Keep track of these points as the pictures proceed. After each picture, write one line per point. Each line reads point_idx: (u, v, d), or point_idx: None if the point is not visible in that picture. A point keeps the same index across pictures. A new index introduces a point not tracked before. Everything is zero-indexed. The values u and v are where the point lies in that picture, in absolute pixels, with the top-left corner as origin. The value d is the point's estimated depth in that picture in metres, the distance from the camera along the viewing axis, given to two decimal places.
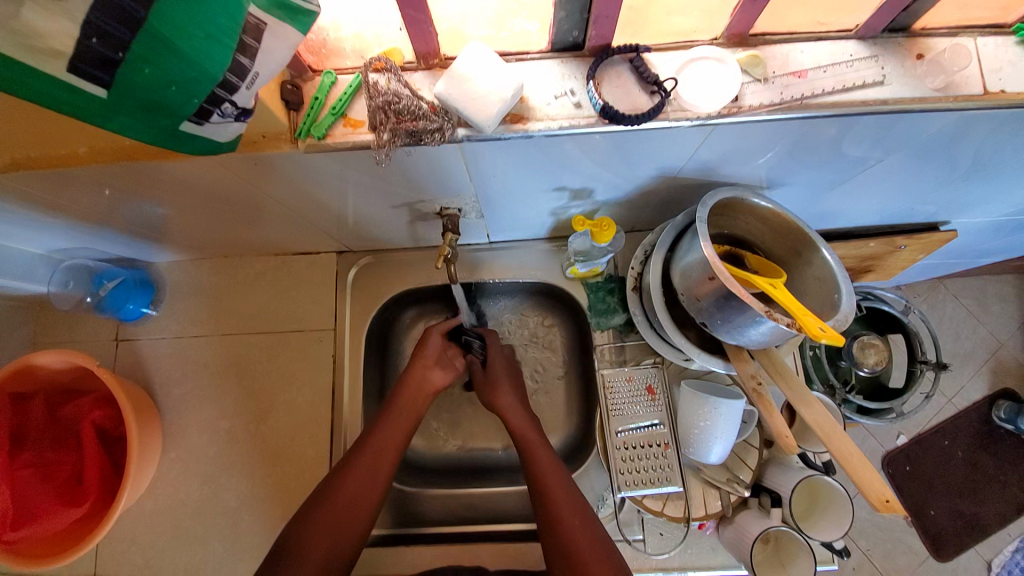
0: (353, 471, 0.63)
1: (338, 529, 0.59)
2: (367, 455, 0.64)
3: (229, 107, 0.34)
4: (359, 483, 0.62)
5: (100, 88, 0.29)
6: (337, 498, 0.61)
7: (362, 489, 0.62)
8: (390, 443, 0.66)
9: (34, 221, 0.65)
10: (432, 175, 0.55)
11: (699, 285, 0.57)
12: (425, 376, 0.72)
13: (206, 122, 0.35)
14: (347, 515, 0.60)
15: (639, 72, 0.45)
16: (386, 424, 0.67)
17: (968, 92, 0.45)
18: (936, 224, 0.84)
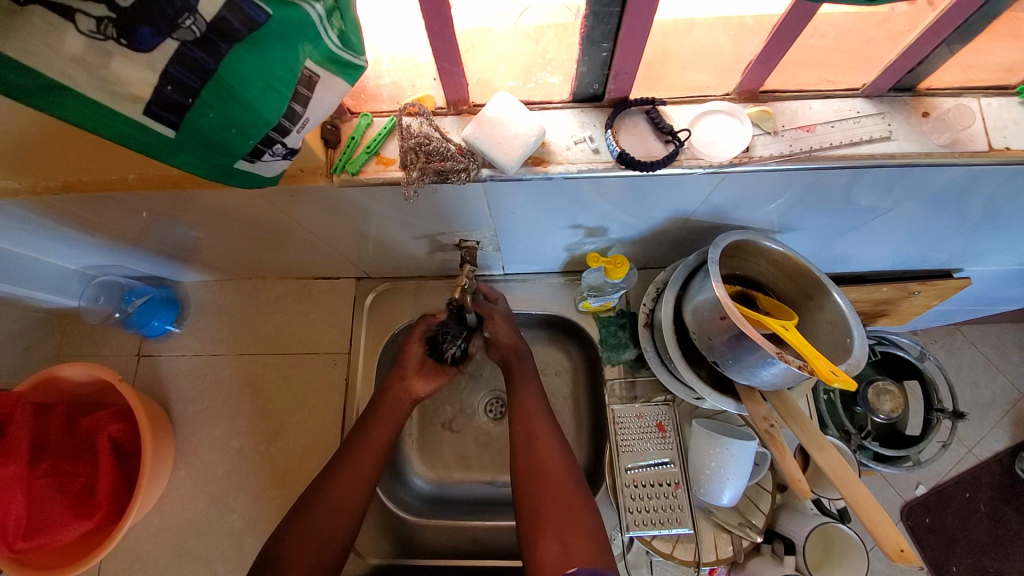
0: (340, 479, 0.64)
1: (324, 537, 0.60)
2: (352, 461, 0.65)
3: (280, 147, 0.37)
4: (346, 489, 0.63)
5: (168, 128, 0.32)
6: (322, 506, 0.61)
7: (348, 495, 0.63)
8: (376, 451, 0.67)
9: (78, 238, 0.68)
10: (455, 209, 0.58)
11: (711, 324, 0.58)
12: (406, 388, 0.74)
13: (258, 160, 0.37)
14: (331, 524, 0.61)
15: (655, 122, 0.47)
16: (371, 436, 0.68)
17: (974, 148, 0.47)
18: (950, 271, 0.85)
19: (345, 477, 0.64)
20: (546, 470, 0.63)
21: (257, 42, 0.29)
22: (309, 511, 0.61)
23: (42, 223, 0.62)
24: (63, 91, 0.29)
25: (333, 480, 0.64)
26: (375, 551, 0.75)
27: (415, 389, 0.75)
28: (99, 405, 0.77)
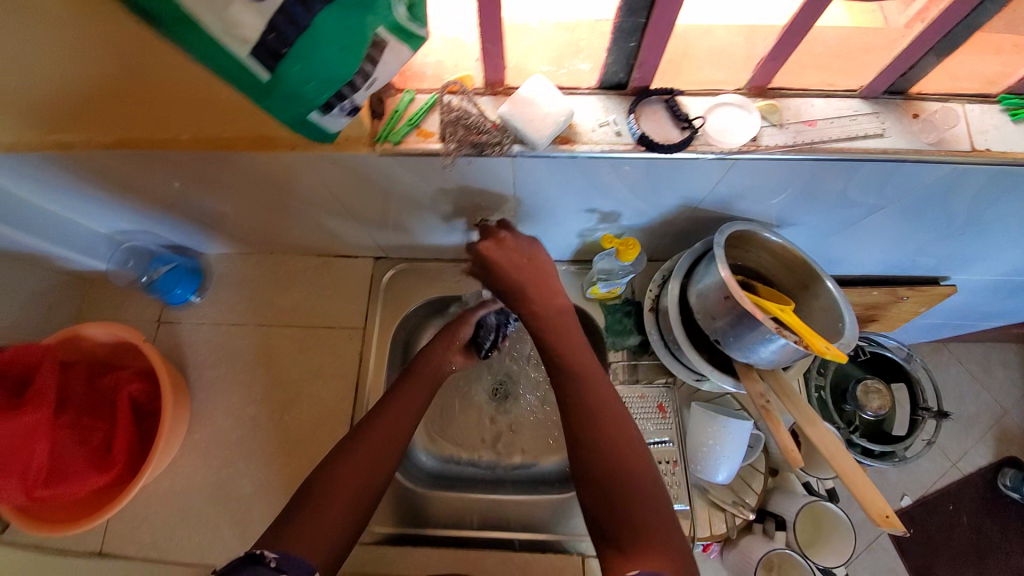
0: (379, 428, 0.63)
1: (358, 478, 0.57)
2: (387, 416, 0.64)
3: (347, 103, 0.41)
4: (381, 441, 0.61)
5: (265, 71, 0.37)
6: (360, 454, 0.59)
7: (383, 444, 0.61)
8: (404, 409, 0.66)
9: (120, 198, 0.72)
10: (481, 185, 0.62)
11: (715, 304, 0.62)
12: (447, 356, 0.75)
13: (327, 114, 0.42)
14: (365, 471, 0.58)
15: (672, 111, 0.52)
16: (399, 404, 0.66)
17: (958, 147, 0.52)
18: (936, 278, 0.90)
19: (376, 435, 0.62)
20: (635, 462, 0.55)
21: (344, 5, 0.33)
22: (349, 453, 0.59)
23: (90, 179, 0.66)
24: (189, 25, 0.34)
25: (373, 429, 0.63)
26: (380, 520, 0.78)
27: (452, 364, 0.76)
28: (113, 367, 0.79)
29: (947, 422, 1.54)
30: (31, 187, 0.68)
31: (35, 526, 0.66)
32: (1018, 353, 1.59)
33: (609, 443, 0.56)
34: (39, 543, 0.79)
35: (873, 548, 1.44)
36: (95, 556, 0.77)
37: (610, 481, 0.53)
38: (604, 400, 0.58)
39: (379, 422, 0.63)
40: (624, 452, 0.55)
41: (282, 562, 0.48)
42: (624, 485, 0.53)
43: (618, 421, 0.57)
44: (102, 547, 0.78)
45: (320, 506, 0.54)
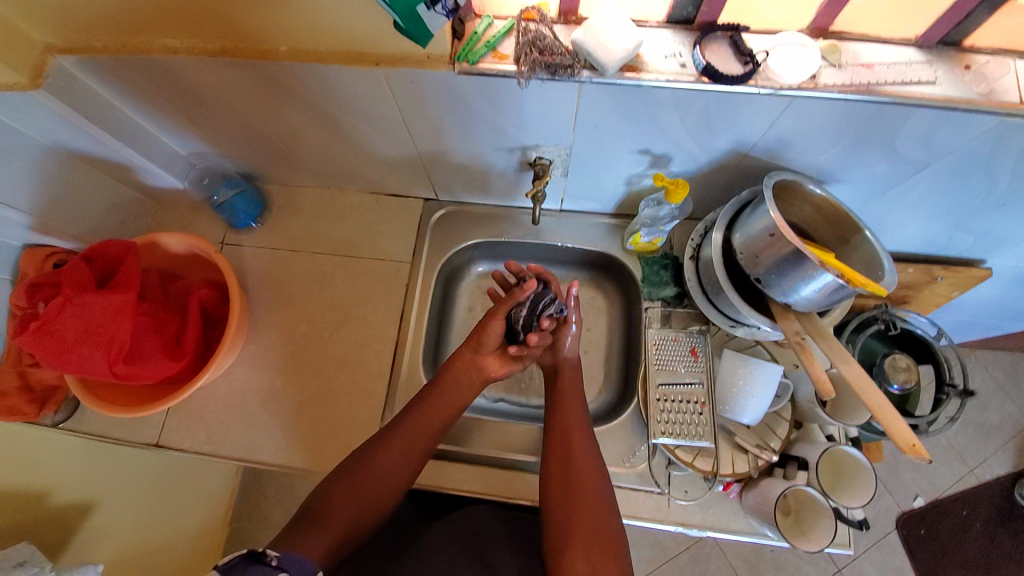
0: (381, 460, 0.67)
1: (353, 506, 0.64)
2: (391, 449, 0.68)
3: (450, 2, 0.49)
4: (383, 475, 0.66)
5: None
6: (359, 488, 0.65)
7: (383, 480, 0.66)
8: (406, 454, 0.68)
9: (204, 119, 0.79)
10: (543, 117, 0.66)
11: (759, 245, 0.65)
12: (475, 362, 0.76)
13: (431, 9, 0.49)
14: (360, 498, 0.64)
15: (737, 45, 0.56)
16: (417, 420, 0.71)
17: (1007, 99, 0.54)
18: (973, 261, 0.91)
19: (375, 468, 0.66)
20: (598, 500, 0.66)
21: None
22: (350, 478, 0.65)
23: (183, 92, 0.72)
24: None
25: (377, 458, 0.67)
26: None
27: (489, 367, 0.76)
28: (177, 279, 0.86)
29: (969, 428, 1.52)
30: (127, 97, 0.74)
31: (109, 408, 0.74)
32: None
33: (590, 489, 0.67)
34: (103, 431, 0.86)
35: (881, 544, 1.44)
36: (153, 446, 0.84)
37: (581, 512, 0.65)
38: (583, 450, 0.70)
39: (383, 457, 0.67)
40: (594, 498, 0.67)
41: (282, 561, 0.53)
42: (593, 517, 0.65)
43: (596, 467, 0.69)
44: (159, 439, 0.85)
45: (314, 531, 0.60)
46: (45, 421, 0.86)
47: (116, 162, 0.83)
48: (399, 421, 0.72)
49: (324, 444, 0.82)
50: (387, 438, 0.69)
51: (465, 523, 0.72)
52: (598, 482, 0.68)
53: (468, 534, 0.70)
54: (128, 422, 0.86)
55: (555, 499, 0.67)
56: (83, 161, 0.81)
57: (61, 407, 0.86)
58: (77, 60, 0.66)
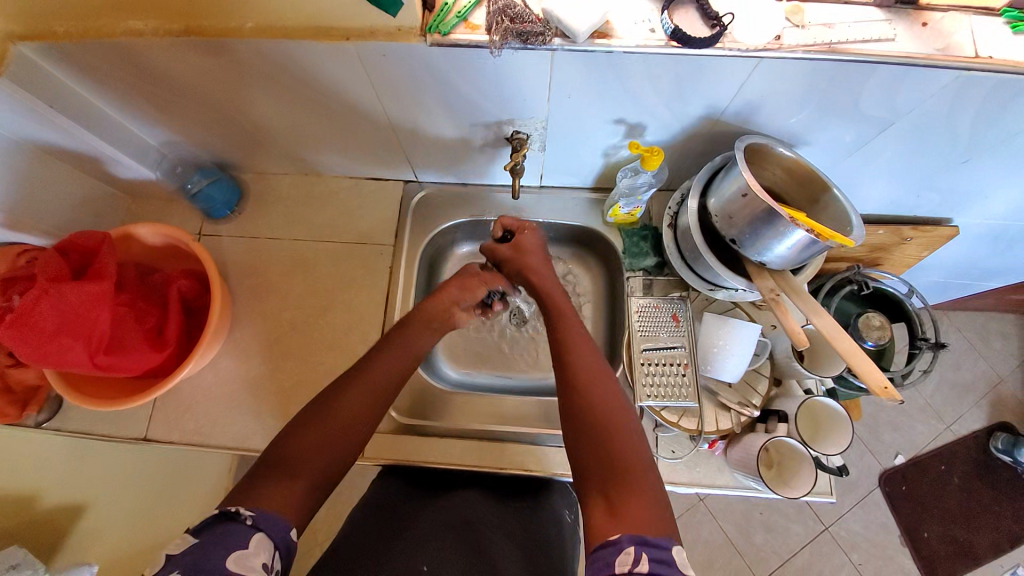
0: (340, 406, 0.61)
1: (318, 455, 0.57)
2: (350, 394, 0.62)
3: None
4: (343, 422, 0.60)
5: None
6: (318, 436, 0.58)
7: (344, 428, 0.60)
8: (366, 398, 0.63)
9: (174, 106, 0.77)
10: (518, 88, 0.66)
11: (733, 206, 0.67)
12: (446, 313, 0.75)
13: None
14: (319, 446, 0.58)
15: (704, 9, 0.57)
16: (384, 360, 0.67)
17: (962, 53, 0.56)
18: (939, 220, 0.94)
19: (337, 415, 0.60)
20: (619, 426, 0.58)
21: None
22: (313, 425, 0.59)
23: (150, 77, 0.71)
24: None
25: (336, 406, 0.61)
26: (409, 416, 0.84)
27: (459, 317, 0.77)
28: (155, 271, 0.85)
29: (943, 387, 1.58)
30: (93, 86, 0.73)
31: (93, 402, 0.73)
32: (1017, 324, 1.62)
33: (603, 406, 0.60)
34: (89, 428, 0.86)
35: (864, 502, 1.49)
36: (142, 440, 0.84)
37: (600, 430, 0.58)
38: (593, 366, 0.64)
39: (343, 404, 0.61)
40: (610, 403, 0.61)
41: (257, 520, 0.50)
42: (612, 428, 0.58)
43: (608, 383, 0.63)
44: (148, 433, 0.84)
45: (269, 487, 0.53)
46: (29, 421, 0.85)
47: (86, 154, 0.82)
48: (361, 365, 0.67)
49: None
50: (341, 389, 0.62)
51: (459, 513, 0.70)
52: (610, 395, 0.61)
53: (461, 524, 0.68)
54: (115, 418, 0.86)
55: (574, 417, 0.60)
56: (50, 153, 0.79)
57: (44, 407, 0.85)
58: (38, 47, 0.65)
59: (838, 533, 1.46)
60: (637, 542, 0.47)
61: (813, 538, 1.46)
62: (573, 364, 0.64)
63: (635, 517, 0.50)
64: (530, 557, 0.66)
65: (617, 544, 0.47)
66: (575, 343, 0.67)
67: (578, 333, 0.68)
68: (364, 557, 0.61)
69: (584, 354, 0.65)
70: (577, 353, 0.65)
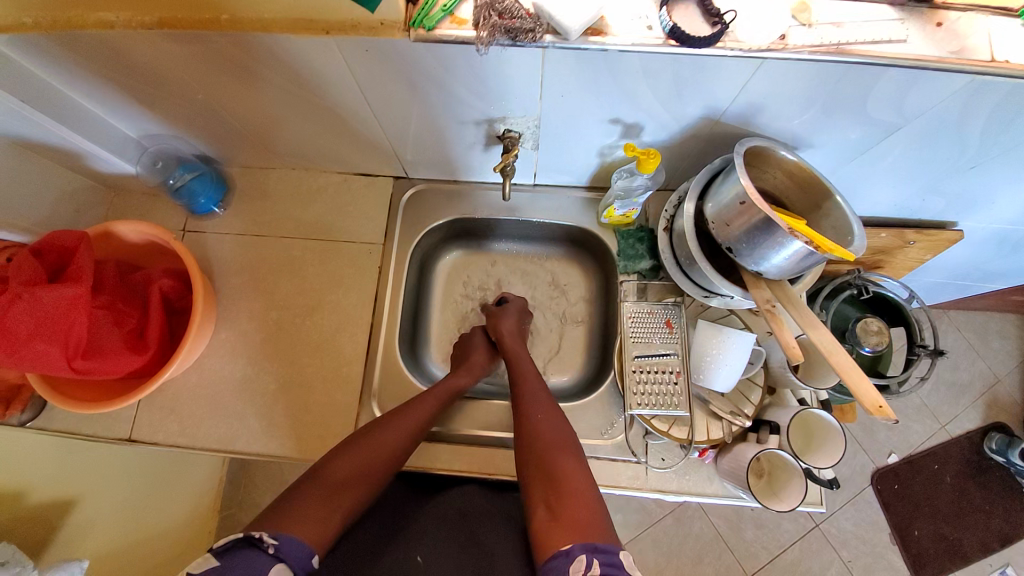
0: (354, 460, 0.64)
1: (329, 505, 0.58)
2: (364, 452, 0.65)
3: None
4: (355, 475, 0.63)
5: None
6: (330, 491, 0.60)
7: (355, 480, 0.62)
8: (377, 461, 0.65)
9: (151, 99, 0.74)
10: (508, 86, 0.63)
11: (731, 214, 0.64)
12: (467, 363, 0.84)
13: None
14: (332, 496, 0.59)
15: (705, 6, 0.54)
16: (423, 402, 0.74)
17: (977, 57, 0.53)
18: (944, 224, 0.92)
19: (380, 449, 0.66)
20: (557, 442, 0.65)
21: None
22: (326, 482, 0.61)
23: (125, 69, 0.67)
24: None
25: (347, 461, 0.63)
26: None
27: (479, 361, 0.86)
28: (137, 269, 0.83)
29: (940, 387, 1.57)
30: (65, 78, 0.69)
31: (73, 404, 0.72)
32: (1018, 324, 1.60)
33: (550, 438, 0.65)
34: (74, 427, 0.85)
35: (856, 500, 1.50)
36: (126, 440, 0.83)
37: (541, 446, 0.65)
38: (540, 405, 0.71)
39: (354, 459, 0.64)
40: (555, 433, 0.66)
41: (282, 547, 0.51)
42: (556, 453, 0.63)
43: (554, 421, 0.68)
44: (132, 433, 0.83)
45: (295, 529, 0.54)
46: (11, 420, 0.84)
47: (61, 148, 0.79)
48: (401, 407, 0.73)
49: (301, 430, 0.82)
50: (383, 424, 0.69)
51: (455, 505, 0.72)
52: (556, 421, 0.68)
53: (457, 517, 0.70)
54: (99, 418, 0.85)
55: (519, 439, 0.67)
56: (25, 147, 0.77)
57: (28, 406, 0.83)
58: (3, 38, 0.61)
59: (829, 529, 1.47)
60: (588, 549, 0.50)
61: (803, 535, 1.46)
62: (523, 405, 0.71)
63: (574, 523, 0.54)
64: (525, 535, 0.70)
65: (569, 554, 0.50)
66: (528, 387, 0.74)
67: (528, 382, 0.75)
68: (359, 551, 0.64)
69: (537, 397, 0.72)
70: (529, 397, 0.72)
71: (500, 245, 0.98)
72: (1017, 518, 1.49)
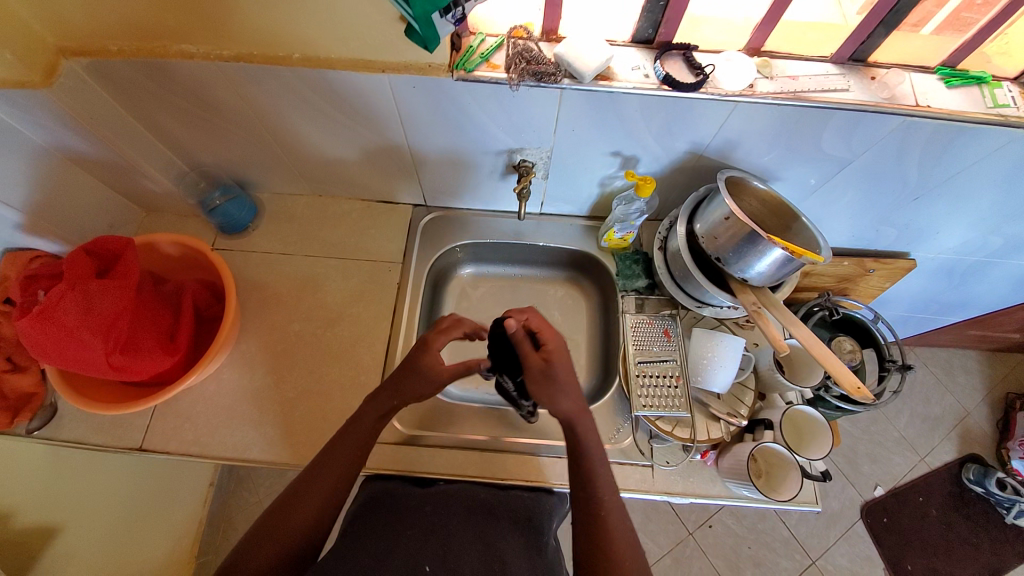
0: (305, 500, 0.64)
1: (280, 550, 0.61)
2: (315, 490, 0.65)
3: (459, 11, 0.57)
4: (303, 524, 0.63)
5: None
6: (278, 541, 0.62)
7: (306, 529, 0.63)
8: (326, 495, 0.65)
9: (206, 127, 0.83)
10: (527, 120, 0.75)
11: (718, 228, 0.75)
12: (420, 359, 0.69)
13: (443, 17, 0.57)
14: (283, 545, 0.62)
15: (689, 61, 0.67)
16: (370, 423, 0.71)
17: (905, 103, 0.68)
18: (898, 254, 1.05)
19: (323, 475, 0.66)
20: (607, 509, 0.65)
21: None
22: (270, 536, 0.62)
23: (192, 98, 0.77)
24: None
25: (293, 512, 0.64)
26: (412, 425, 0.86)
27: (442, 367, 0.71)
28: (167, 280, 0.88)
29: (915, 420, 1.66)
30: (133, 104, 0.78)
31: (94, 404, 0.73)
32: (978, 360, 1.73)
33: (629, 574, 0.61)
34: (82, 437, 0.83)
35: (849, 535, 1.51)
36: (136, 449, 0.83)
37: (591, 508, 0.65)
38: (619, 528, 0.64)
39: (301, 510, 0.64)
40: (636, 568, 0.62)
41: None
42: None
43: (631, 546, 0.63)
44: (144, 442, 0.83)
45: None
46: (19, 428, 0.82)
47: (112, 166, 0.86)
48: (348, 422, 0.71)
49: (317, 437, 0.83)
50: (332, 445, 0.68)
51: (464, 501, 0.75)
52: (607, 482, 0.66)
53: (468, 512, 0.74)
54: (110, 427, 0.84)
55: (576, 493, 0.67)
56: (80, 164, 0.84)
57: (37, 414, 0.82)
58: (90, 64, 0.70)
59: (826, 566, 1.47)
60: None
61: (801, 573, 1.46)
62: (603, 528, 0.63)
63: None
64: (532, 537, 0.74)
65: None
66: (606, 506, 0.65)
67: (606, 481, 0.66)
68: (365, 544, 0.67)
69: (609, 508, 0.65)
70: (607, 515, 0.64)
71: (508, 270, 1.07)
72: (1003, 551, 1.52)
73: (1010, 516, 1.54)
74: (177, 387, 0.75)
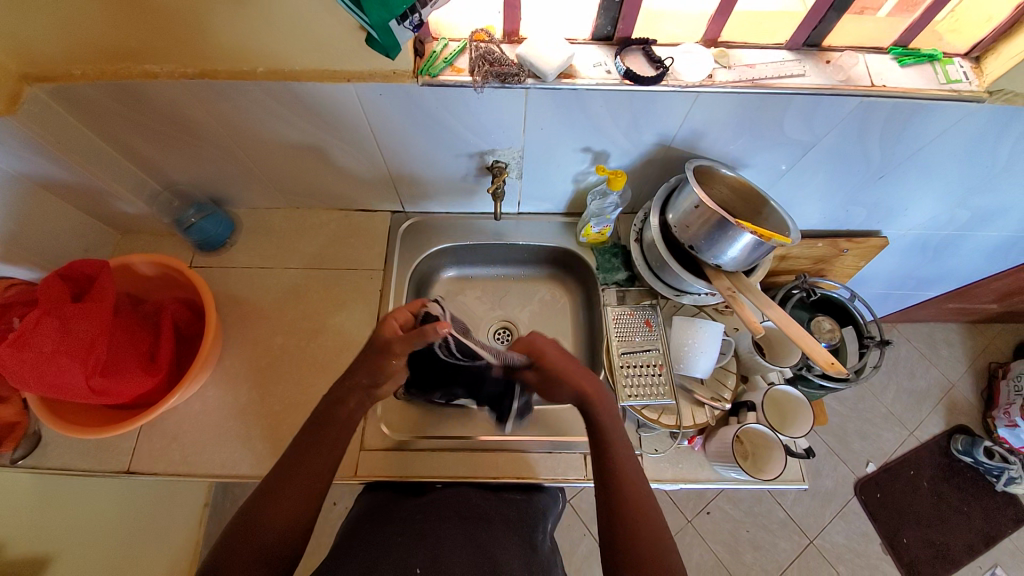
0: (281, 499, 0.64)
1: (255, 553, 0.61)
2: (291, 488, 0.65)
3: (416, 17, 0.57)
4: (280, 521, 0.63)
5: None
6: (257, 541, 0.61)
7: (287, 527, 0.63)
8: (301, 496, 0.65)
9: (178, 147, 0.84)
10: (495, 121, 0.76)
11: (688, 216, 0.76)
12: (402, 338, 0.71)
13: (401, 25, 0.58)
14: (260, 546, 0.61)
15: (650, 55, 0.69)
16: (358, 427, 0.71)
17: (861, 84, 0.69)
18: (870, 232, 1.07)
19: (306, 469, 0.66)
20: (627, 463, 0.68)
21: None
22: (246, 538, 0.61)
23: (159, 118, 0.77)
24: None
25: (276, 505, 0.64)
26: (402, 431, 0.86)
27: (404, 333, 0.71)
28: (144, 301, 0.87)
29: (902, 395, 1.69)
30: (99, 126, 0.78)
31: (72, 428, 0.73)
32: (960, 332, 1.77)
33: (646, 535, 0.63)
34: (65, 464, 0.82)
35: (844, 512, 1.53)
36: (123, 472, 0.82)
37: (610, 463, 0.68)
38: (636, 487, 0.67)
39: (278, 505, 0.64)
40: (654, 526, 0.64)
41: None
42: (652, 553, 0.62)
43: (650, 505, 0.66)
44: (130, 465, 0.83)
45: None
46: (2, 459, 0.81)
47: (83, 189, 0.86)
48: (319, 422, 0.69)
49: None
50: (304, 446, 0.68)
51: (455, 508, 0.76)
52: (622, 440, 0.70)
53: (458, 517, 0.74)
54: (94, 452, 0.84)
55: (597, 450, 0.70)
56: (50, 190, 0.83)
57: (20, 444, 0.81)
58: (53, 89, 0.70)
59: (824, 545, 1.49)
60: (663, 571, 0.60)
61: (800, 553, 1.47)
62: (620, 493, 0.66)
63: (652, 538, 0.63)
64: (523, 535, 0.75)
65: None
66: (621, 467, 0.68)
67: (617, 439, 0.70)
68: (354, 559, 0.67)
69: (625, 462, 0.68)
70: (624, 478, 0.67)
71: (489, 270, 1.07)
72: (994, 518, 1.55)
73: (1000, 483, 1.57)
74: (160, 406, 0.75)
